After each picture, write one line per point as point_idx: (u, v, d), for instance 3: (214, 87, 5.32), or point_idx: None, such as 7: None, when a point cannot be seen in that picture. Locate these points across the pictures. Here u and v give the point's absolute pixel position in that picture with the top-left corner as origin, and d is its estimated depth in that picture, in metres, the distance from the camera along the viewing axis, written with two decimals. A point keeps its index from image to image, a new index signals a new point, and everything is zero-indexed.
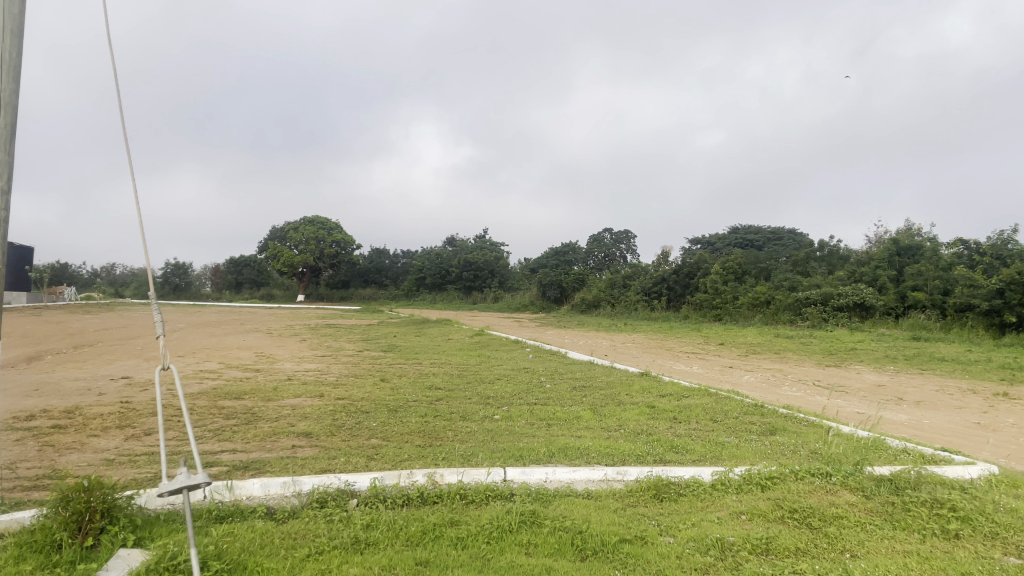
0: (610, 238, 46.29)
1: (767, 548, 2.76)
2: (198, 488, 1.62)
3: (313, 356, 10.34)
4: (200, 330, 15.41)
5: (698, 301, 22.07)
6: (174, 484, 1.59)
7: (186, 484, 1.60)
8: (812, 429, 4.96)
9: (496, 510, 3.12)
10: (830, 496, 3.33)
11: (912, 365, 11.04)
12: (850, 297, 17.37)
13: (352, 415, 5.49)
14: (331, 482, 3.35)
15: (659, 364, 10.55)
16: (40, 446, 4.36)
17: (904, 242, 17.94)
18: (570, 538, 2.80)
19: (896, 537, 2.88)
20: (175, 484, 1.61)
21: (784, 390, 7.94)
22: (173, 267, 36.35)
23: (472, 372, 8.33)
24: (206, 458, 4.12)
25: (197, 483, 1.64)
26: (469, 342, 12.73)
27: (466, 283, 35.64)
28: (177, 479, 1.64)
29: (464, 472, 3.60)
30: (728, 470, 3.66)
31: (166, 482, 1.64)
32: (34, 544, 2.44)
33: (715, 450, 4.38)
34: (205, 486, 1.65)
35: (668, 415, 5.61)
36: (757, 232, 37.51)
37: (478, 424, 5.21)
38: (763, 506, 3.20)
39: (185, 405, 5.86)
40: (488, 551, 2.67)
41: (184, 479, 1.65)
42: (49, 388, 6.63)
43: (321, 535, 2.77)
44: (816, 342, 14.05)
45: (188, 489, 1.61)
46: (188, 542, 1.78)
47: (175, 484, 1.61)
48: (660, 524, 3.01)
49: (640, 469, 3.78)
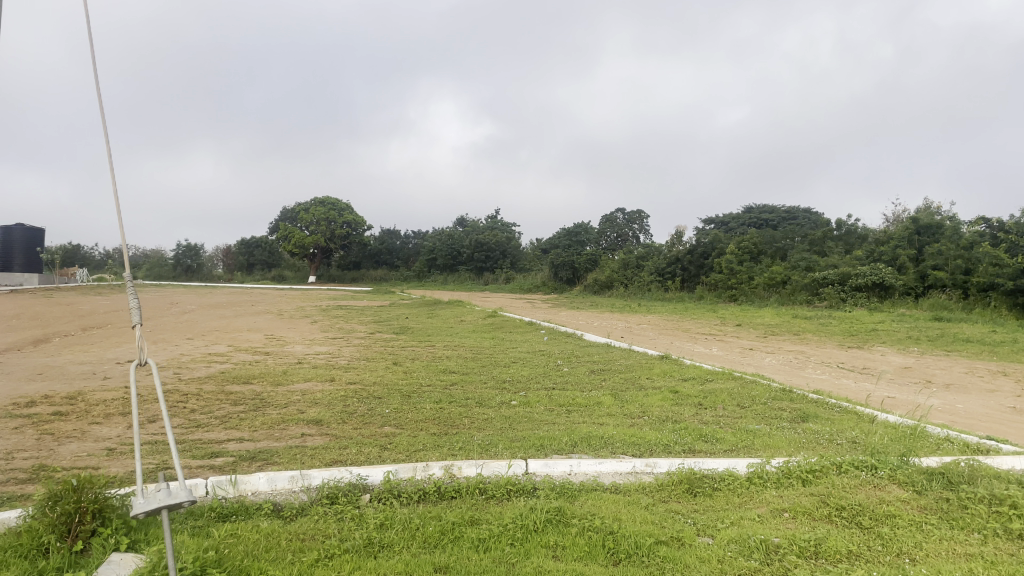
0: (622, 218, 45.90)
1: (817, 551, 2.52)
2: (180, 508, 1.36)
3: (324, 338, 10.16)
4: (212, 311, 15.33)
5: (713, 281, 21.77)
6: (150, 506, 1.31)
7: (167, 502, 1.35)
8: (847, 417, 4.72)
9: (520, 507, 2.90)
10: (879, 491, 3.10)
11: (937, 346, 10.75)
12: (868, 277, 17.02)
13: (364, 401, 5.30)
14: (343, 476, 3.13)
15: (676, 346, 10.32)
16: (39, 434, 4.17)
17: (923, 220, 17.46)
18: (600, 540, 2.58)
19: (955, 538, 2.65)
20: (152, 502, 1.35)
21: (810, 373, 7.70)
22: (184, 248, 36.16)
23: (486, 355, 8.11)
24: (211, 448, 3.92)
25: (183, 502, 1.38)
26: (483, 324, 12.49)
27: (478, 264, 35.38)
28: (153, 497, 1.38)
29: (483, 464, 3.38)
30: (765, 462, 3.43)
31: (144, 501, 1.38)
32: (19, 548, 2.24)
33: (746, 439, 4.13)
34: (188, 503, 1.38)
35: (693, 400, 5.39)
36: (772, 211, 37.07)
37: (494, 411, 4.99)
38: (807, 502, 2.96)
39: (192, 391, 5.66)
40: (512, 554, 2.45)
41: (166, 496, 1.39)
42: (54, 373, 6.48)
43: (331, 536, 2.56)
44: (836, 323, 13.77)
45: (169, 510, 1.34)
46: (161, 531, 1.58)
47: (153, 503, 1.35)
48: (696, 523, 2.79)
49: (671, 460, 3.54)
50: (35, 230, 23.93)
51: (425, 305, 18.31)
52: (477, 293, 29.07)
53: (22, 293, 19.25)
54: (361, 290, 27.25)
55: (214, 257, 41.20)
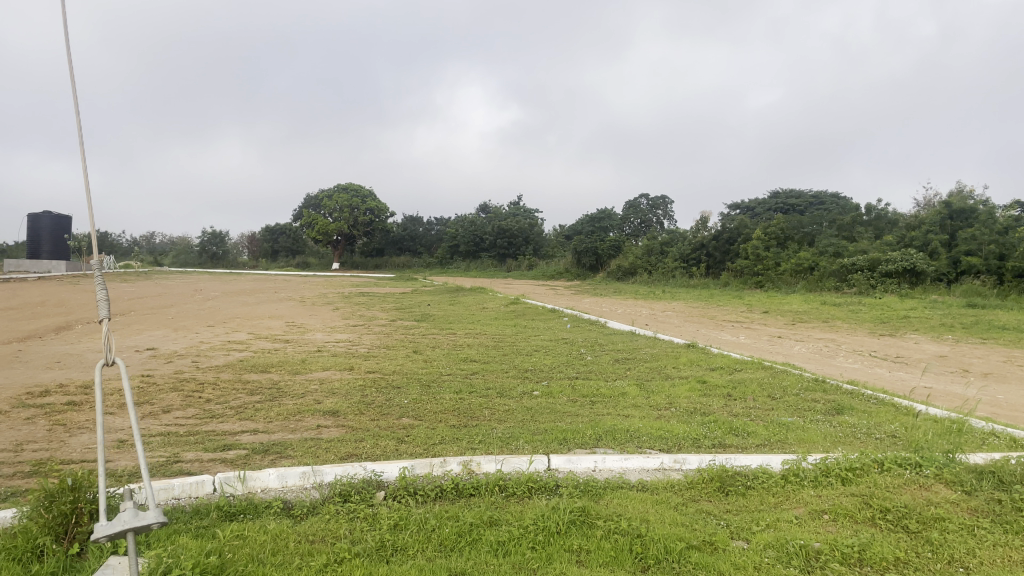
0: (646, 204, 45.40)
1: (861, 558, 2.35)
2: (149, 529, 1.43)
3: (344, 325, 10.08)
4: (235, 298, 15.35)
5: (740, 268, 21.43)
6: (115, 527, 1.40)
7: (135, 524, 1.41)
8: (884, 409, 4.52)
9: (542, 506, 2.74)
10: (925, 492, 2.90)
11: (971, 334, 10.44)
12: (899, 263, 16.61)
13: (383, 391, 5.18)
14: (356, 472, 3.01)
15: (702, 334, 10.12)
16: (51, 425, 4.08)
17: (956, 205, 16.99)
18: (629, 543, 2.41)
19: (1009, 544, 2.45)
20: (116, 524, 1.44)
21: (840, 362, 7.47)
22: (209, 235, 36.34)
23: (508, 343, 7.97)
24: (225, 440, 3.81)
25: (150, 525, 1.44)
26: (504, 311, 12.36)
27: (500, 251, 35.13)
28: (119, 516, 1.45)
29: (503, 460, 3.23)
30: (801, 458, 3.25)
31: (110, 522, 1.45)
32: (12, 550, 2.12)
33: (779, 433, 3.94)
34: (159, 523, 1.44)
35: (721, 391, 5.21)
36: (799, 196, 36.49)
37: (516, 402, 4.84)
38: (849, 503, 2.78)
39: (208, 380, 5.57)
40: (534, 560, 2.30)
41: (132, 519, 1.46)
42: (71, 361, 6.42)
43: (342, 538, 2.43)
44: (867, 310, 13.49)
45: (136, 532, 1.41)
46: (128, 544, 1.63)
47: (117, 526, 1.42)
48: (729, 526, 2.62)
49: (702, 456, 3.37)
50: (63, 217, 23.88)
51: (448, 292, 18.17)
52: (500, 280, 28.95)
53: (50, 279, 19.44)
54: (383, 278, 27.32)
55: (239, 244, 41.41)
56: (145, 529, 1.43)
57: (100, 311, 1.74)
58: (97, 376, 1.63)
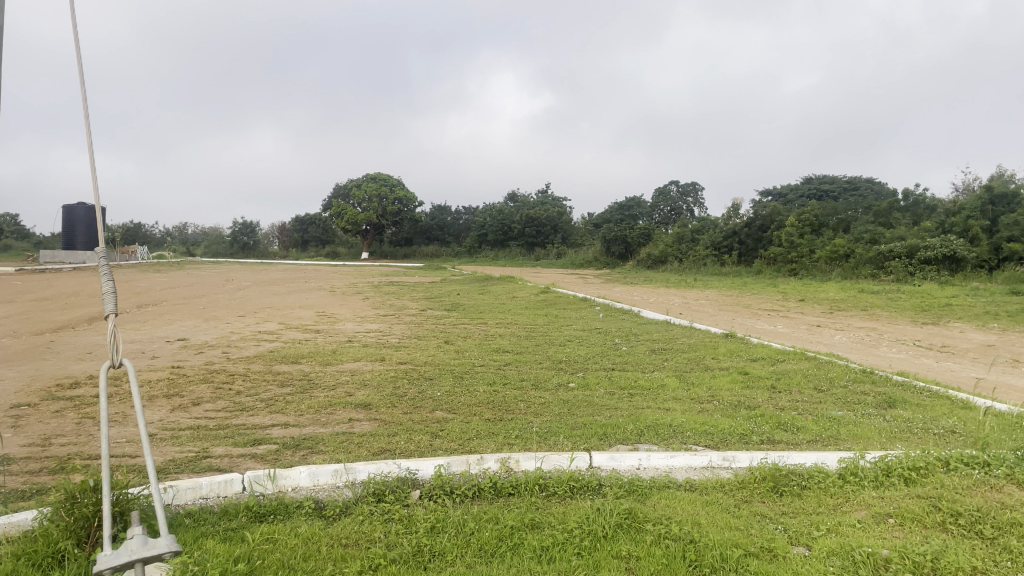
0: (676, 190, 44.84)
1: (935, 568, 2.16)
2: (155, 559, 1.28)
3: (375, 315, 9.99)
4: (266, 288, 15.38)
5: (773, 255, 21.03)
6: (121, 558, 1.24)
7: (142, 553, 1.27)
8: (939, 402, 4.30)
9: (586, 507, 2.59)
10: (996, 493, 2.71)
11: (1017, 322, 10.09)
12: (939, 249, 16.14)
13: (415, 383, 5.06)
14: (390, 470, 2.89)
15: (739, 323, 9.86)
16: (80, 417, 4.02)
17: (998, 189, 16.43)
18: (680, 549, 2.26)
19: None
20: (123, 553, 1.27)
21: (884, 352, 7.21)
22: (241, 224, 36.66)
23: (540, 333, 7.82)
24: (255, 434, 3.69)
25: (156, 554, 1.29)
26: (535, 300, 12.24)
27: (529, 239, 34.94)
28: (126, 545, 1.29)
29: (543, 457, 3.08)
30: (859, 457, 3.06)
31: (113, 550, 1.29)
32: (32, 555, 2.02)
33: (830, 429, 3.75)
34: (170, 553, 1.32)
35: (764, 383, 5.02)
36: (832, 182, 35.82)
37: (552, 394, 4.69)
38: (916, 506, 2.60)
39: (239, 371, 5.49)
40: (579, 566, 2.15)
41: (141, 547, 1.30)
42: (102, 352, 6.38)
43: (376, 542, 2.30)
44: (906, 298, 13.12)
45: (144, 561, 1.27)
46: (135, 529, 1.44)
47: (126, 555, 1.27)
48: (786, 530, 2.45)
49: (752, 454, 3.19)
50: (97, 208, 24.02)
51: (477, 281, 18.05)
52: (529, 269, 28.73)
53: (85, 270, 19.61)
54: (413, 268, 27.36)
55: (269, 233, 41.60)
56: (156, 559, 1.31)
57: (106, 305, 1.61)
58: (104, 377, 1.47)
